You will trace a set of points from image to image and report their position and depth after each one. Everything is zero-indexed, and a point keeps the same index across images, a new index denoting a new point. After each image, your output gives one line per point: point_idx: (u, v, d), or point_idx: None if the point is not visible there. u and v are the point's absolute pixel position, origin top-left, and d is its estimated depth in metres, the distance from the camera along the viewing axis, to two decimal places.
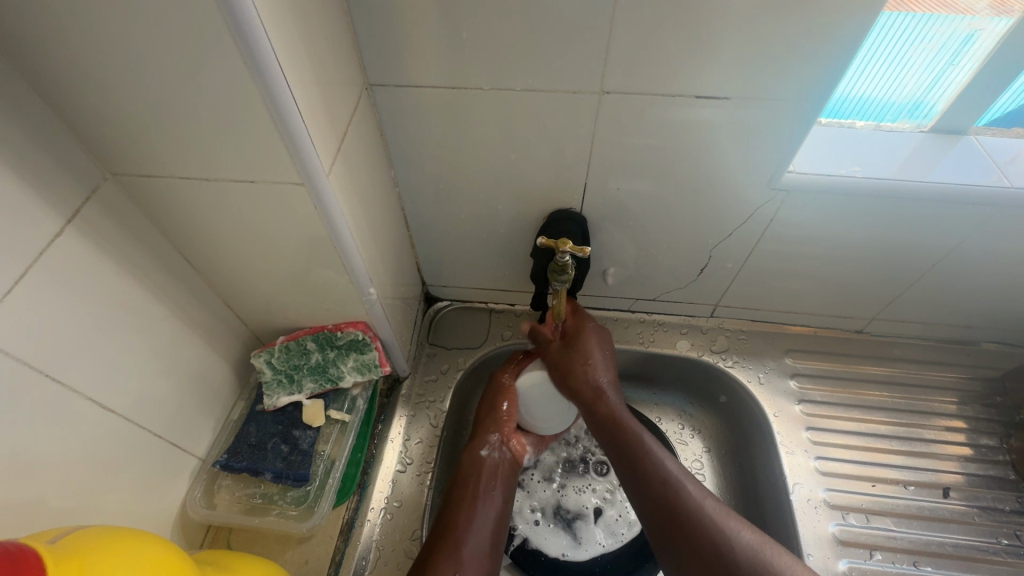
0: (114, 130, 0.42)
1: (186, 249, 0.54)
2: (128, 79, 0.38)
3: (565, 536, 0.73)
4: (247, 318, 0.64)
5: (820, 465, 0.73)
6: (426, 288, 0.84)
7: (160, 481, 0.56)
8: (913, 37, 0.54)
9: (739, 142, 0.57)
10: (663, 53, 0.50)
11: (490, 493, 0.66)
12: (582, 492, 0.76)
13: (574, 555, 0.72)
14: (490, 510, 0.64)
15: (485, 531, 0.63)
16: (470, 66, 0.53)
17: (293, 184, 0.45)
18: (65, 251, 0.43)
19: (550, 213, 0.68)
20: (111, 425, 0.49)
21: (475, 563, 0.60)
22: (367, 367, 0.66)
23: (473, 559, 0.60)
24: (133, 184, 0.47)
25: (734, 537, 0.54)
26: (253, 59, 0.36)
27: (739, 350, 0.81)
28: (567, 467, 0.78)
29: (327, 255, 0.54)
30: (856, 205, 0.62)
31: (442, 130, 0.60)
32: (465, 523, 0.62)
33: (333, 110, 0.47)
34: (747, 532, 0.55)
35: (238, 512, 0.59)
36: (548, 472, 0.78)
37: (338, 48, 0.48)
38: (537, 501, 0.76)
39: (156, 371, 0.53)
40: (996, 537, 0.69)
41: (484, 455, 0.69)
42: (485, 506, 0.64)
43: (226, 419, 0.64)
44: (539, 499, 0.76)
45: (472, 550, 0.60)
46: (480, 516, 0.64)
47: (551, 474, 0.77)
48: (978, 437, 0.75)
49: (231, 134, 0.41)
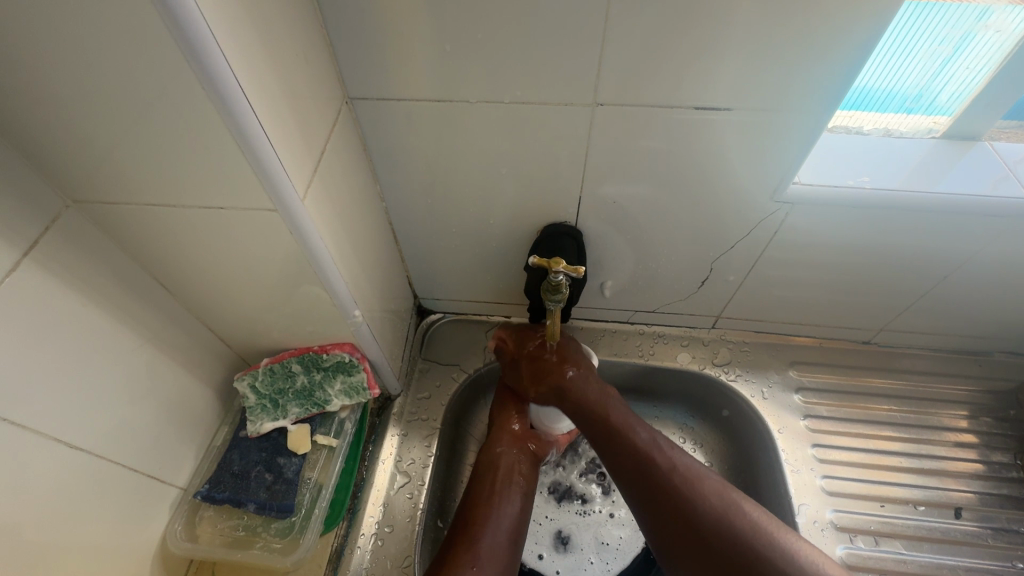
0: (71, 157, 0.39)
1: (159, 275, 0.51)
2: (79, 104, 0.35)
3: (560, 553, 0.71)
4: (229, 340, 0.62)
5: (827, 484, 0.71)
6: (418, 300, 0.82)
7: (139, 517, 0.53)
8: (927, 35, 0.51)
9: (740, 154, 0.55)
10: (658, 63, 0.47)
11: (511, 491, 0.64)
12: (589, 514, 0.74)
13: (566, 573, 0.70)
14: (512, 506, 0.62)
15: (507, 524, 0.61)
16: (456, 78, 0.50)
17: (265, 211, 0.43)
18: (24, 286, 0.40)
19: (543, 226, 0.66)
20: (83, 462, 0.47)
21: (497, 558, 0.57)
22: (355, 390, 0.63)
23: (494, 553, 0.58)
24: (98, 211, 0.44)
25: (701, 501, 0.57)
26: (211, 85, 0.33)
27: (742, 363, 0.79)
28: (578, 484, 0.76)
29: (308, 279, 0.51)
30: (865, 217, 0.58)
31: (428, 144, 0.57)
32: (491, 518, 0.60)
33: (309, 128, 0.44)
34: (744, 503, 0.57)
35: (221, 545, 0.57)
36: (558, 487, 0.76)
37: (313, 62, 0.45)
38: (542, 515, 0.74)
39: (131, 403, 0.51)
40: (1009, 560, 0.66)
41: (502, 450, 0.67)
42: (506, 501, 0.62)
43: (209, 446, 0.62)
44: (546, 509, 0.74)
45: (491, 546, 0.58)
46: (505, 513, 0.61)
47: (560, 488, 0.76)
48: (990, 452, 0.73)
49: (196, 160, 0.39)
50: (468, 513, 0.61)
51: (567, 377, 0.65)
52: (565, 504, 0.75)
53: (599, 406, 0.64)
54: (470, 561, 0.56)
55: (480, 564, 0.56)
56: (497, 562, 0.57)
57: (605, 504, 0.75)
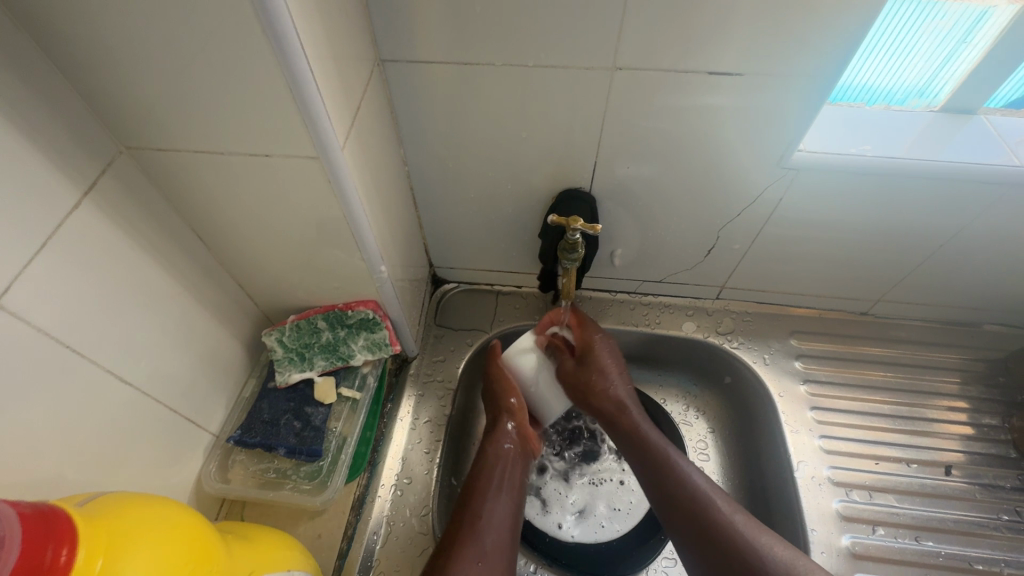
0: (130, 103, 0.42)
1: (198, 226, 0.54)
2: (142, 50, 0.38)
3: (573, 519, 0.74)
4: (257, 296, 0.65)
5: (825, 443, 0.74)
6: (433, 269, 0.85)
7: (176, 456, 0.56)
8: (922, 16, 0.54)
9: (749, 123, 0.57)
10: (678, 29, 0.50)
11: (501, 488, 0.63)
12: (598, 483, 0.77)
13: (579, 537, 0.73)
14: (503, 502, 0.62)
15: (501, 517, 0.61)
16: (483, 42, 0.52)
17: (308, 158, 0.45)
18: (81, 224, 0.43)
19: (558, 193, 0.68)
20: (128, 398, 0.50)
21: (498, 556, 0.57)
22: (377, 346, 0.66)
23: (497, 550, 0.57)
24: (147, 158, 0.47)
25: (763, 548, 0.53)
26: (271, 30, 0.36)
27: (744, 332, 0.82)
28: (587, 457, 0.79)
29: (340, 232, 0.54)
30: (867, 185, 0.61)
31: (452, 108, 0.59)
32: (487, 514, 0.60)
33: (347, 84, 0.47)
34: (779, 543, 0.53)
35: (253, 486, 0.60)
36: (568, 460, 0.79)
37: (350, 22, 0.47)
38: (553, 486, 0.77)
39: (170, 347, 0.54)
40: (996, 513, 0.70)
41: (507, 447, 0.67)
42: (499, 498, 0.62)
43: (238, 397, 0.65)
44: (558, 480, 0.77)
45: (494, 543, 0.58)
46: (498, 510, 0.61)
47: (569, 461, 0.79)
48: (980, 416, 0.76)
49: (247, 108, 0.41)
50: (467, 509, 0.60)
51: (624, 415, 0.69)
52: (575, 476, 0.78)
53: (654, 442, 0.65)
54: (474, 553, 0.55)
55: (484, 559, 0.55)
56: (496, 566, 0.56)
57: (614, 473, 0.78)
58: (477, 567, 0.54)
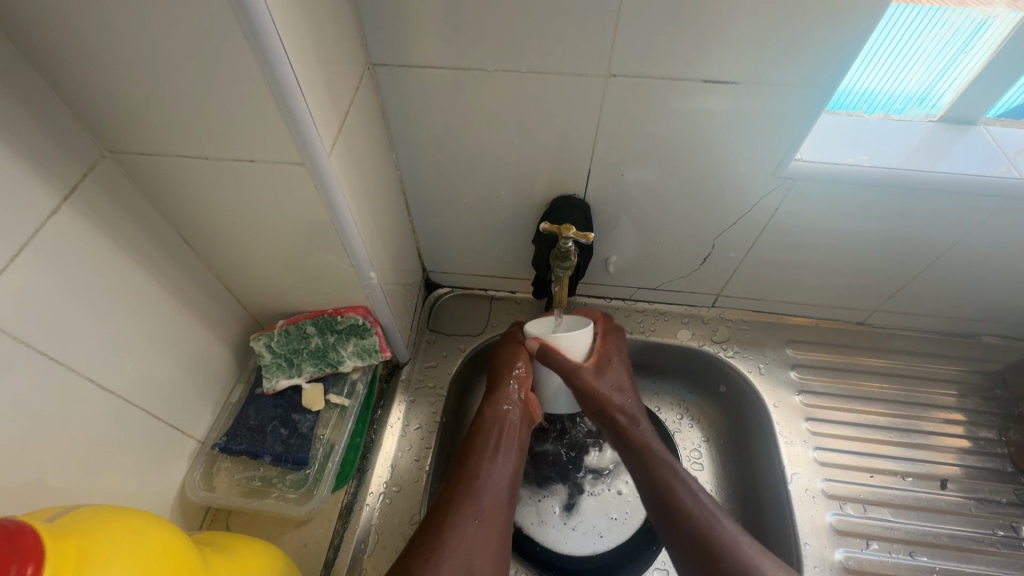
0: (112, 106, 0.41)
1: (183, 230, 0.53)
2: (122, 53, 0.37)
3: (570, 530, 0.73)
4: (246, 301, 0.64)
5: (819, 455, 0.73)
6: (426, 274, 0.84)
7: (160, 463, 0.56)
8: (922, 25, 0.53)
9: (745, 131, 0.56)
10: (672, 36, 0.49)
11: (504, 448, 0.64)
12: (595, 492, 0.76)
13: (578, 549, 0.72)
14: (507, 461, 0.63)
15: (503, 478, 0.61)
16: (475, 48, 0.52)
17: (293, 164, 0.45)
18: (61, 229, 0.42)
19: (552, 199, 0.67)
20: (109, 406, 0.49)
21: (495, 516, 0.58)
22: (367, 352, 0.65)
23: (494, 508, 0.59)
24: (130, 162, 0.46)
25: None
26: (254, 35, 0.35)
27: (739, 340, 0.81)
28: (582, 466, 0.78)
29: (328, 239, 0.53)
30: (864, 195, 0.60)
31: (444, 113, 0.58)
32: (485, 475, 0.61)
33: (335, 88, 0.46)
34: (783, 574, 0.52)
35: (237, 495, 0.60)
36: (563, 470, 0.78)
37: (339, 26, 0.46)
38: (548, 498, 0.76)
39: (155, 353, 0.53)
40: (992, 529, 0.69)
41: (507, 410, 0.67)
42: (502, 457, 0.63)
43: (226, 403, 0.65)
44: (555, 490, 0.76)
45: (491, 501, 0.59)
46: (498, 470, 0.62)
47: (565, 472, 0.78)
48: (976, 429, 0.75)
49: (230, 112, 0.41)
50: (466, 470, 0.61)
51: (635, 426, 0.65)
52: (571, 486, 0.77)
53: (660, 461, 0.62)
54: (470, 516, 0.57)
55: (479, 519, 0.57)
56: (493, 526, 0.57)
57: (610, 481, 0.77)
58: (472, 526, 0.56)
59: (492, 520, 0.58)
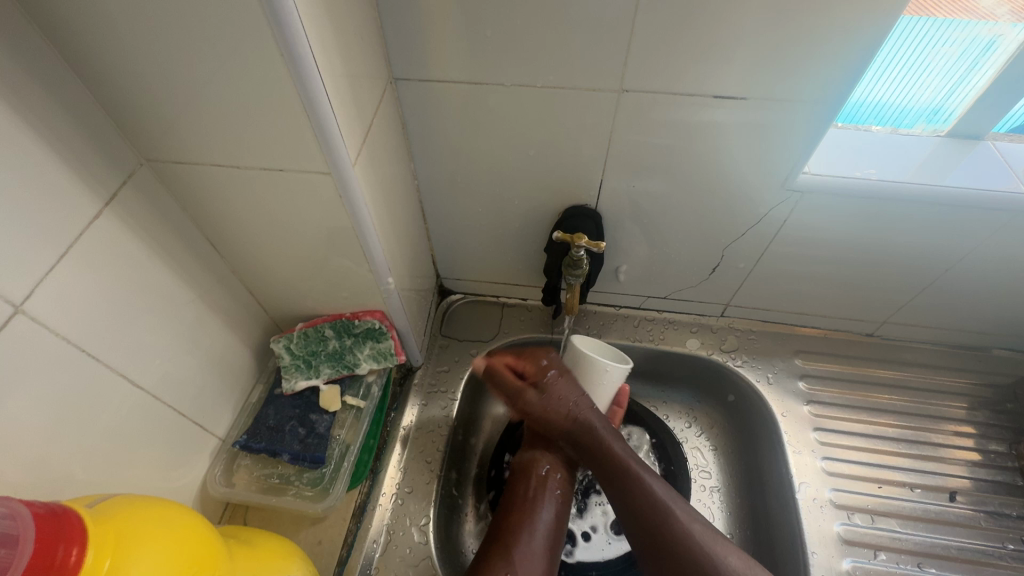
0: (153, 117, 0.44)
1: (211, 235, 0.56)
2: (165, 68, 0.39)
3: (577, 539, 0.74)
4: (267, 303, 0.66)
5: (827, 465, 0.74)
6: (440, 280, 0.86)
7: (183, 459, 0.58)
8: (929, 42, 0.55)
9: (754, 143, 0.58)
10: (682, 53, 0.51)
11: (547, 497, 0.65)
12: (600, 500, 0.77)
13: (586, 557, 0.73)
14: (546, 511, 0.64)
15: (542, 529, 0.62)
16: (493, 63, 0.54)
17: (320, 174, 0.47)
18: (101, 233, 0.45)
19: (564, 209, 0.69)
20: (139, 401, 0.51)
21: (537, 559, 0.60)
22: (383, 356, 0.67)
23: (532, 553, 0.60)
24: (166, 170, 0.49)
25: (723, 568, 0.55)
26: (289, 52, 0.38)
27: (748, 350, 0.82)
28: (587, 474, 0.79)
29: (349, 245, 0.55)
30: (872, 207, 0.61)
31: (461, 126, 0.61)
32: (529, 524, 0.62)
33: (360, 102, 0.48)
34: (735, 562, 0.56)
35: (256, 491, 0.62)
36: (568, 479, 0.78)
37: (365, 43, 0.49)
38: None
39: (182, 353, 0.55)
40: (1001, 542, 0.69)
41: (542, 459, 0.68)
42: (546, 508, 0.64)
43: (245, 402, 0.67)
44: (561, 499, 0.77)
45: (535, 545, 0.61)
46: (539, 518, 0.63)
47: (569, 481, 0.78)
48: (986, 442, 0.75)
49: (263, 124, 0.43)
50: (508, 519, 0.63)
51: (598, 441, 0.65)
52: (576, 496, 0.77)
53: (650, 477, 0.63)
54: (501, 561, 0.58)
55: (511, 564, 0.58)
56: (536, 561, 0.59)
57: None
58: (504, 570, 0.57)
59: (535, 564, 0.59)
